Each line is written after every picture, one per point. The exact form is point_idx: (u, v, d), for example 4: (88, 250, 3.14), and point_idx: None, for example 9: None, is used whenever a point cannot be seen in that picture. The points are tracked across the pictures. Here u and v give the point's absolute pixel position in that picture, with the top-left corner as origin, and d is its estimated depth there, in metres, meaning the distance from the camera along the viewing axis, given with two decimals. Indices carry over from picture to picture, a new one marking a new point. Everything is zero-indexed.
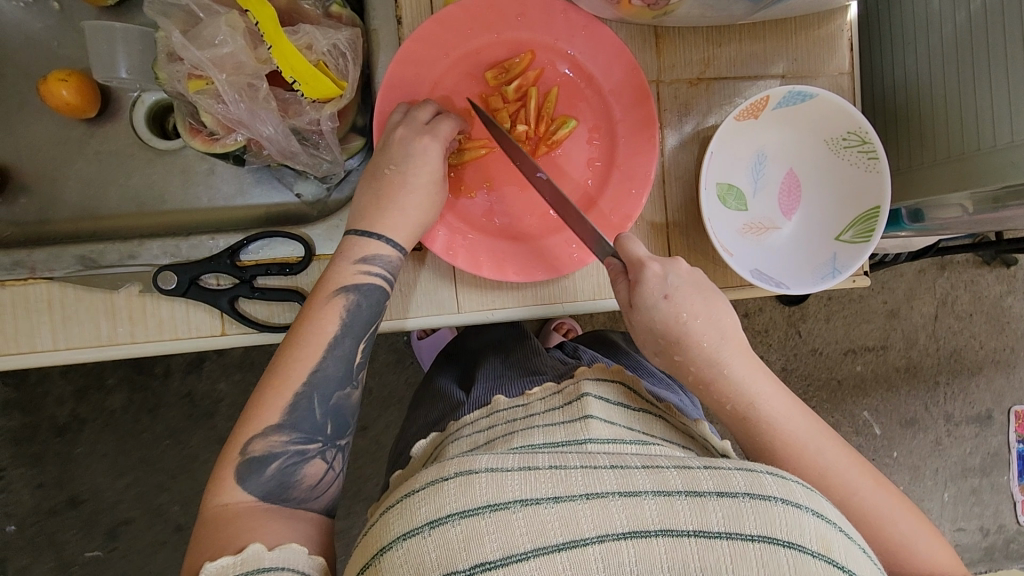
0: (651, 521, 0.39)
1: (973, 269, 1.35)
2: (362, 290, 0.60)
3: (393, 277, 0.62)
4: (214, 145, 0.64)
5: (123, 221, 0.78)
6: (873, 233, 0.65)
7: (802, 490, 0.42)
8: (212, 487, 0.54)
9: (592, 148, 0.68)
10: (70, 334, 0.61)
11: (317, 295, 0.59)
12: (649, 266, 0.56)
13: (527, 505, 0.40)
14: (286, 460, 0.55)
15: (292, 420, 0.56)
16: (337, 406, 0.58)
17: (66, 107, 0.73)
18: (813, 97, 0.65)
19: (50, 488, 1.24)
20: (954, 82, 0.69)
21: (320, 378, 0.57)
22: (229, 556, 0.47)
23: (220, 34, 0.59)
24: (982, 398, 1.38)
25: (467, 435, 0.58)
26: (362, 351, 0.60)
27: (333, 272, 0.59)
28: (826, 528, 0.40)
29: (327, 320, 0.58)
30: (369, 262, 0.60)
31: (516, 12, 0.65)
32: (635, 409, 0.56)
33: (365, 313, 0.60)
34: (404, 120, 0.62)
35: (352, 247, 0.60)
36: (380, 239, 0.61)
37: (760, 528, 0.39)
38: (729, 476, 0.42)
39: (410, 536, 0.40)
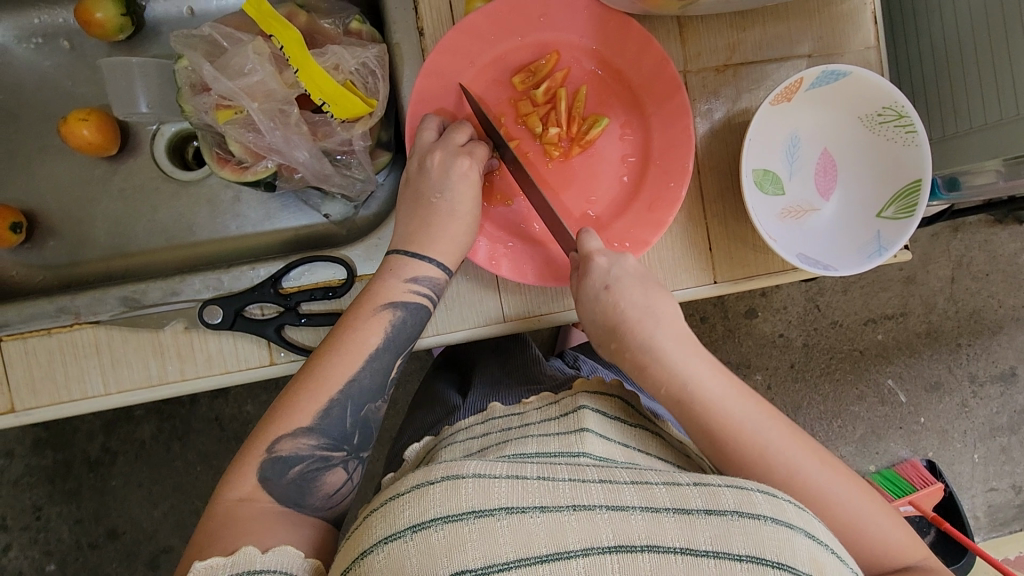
0: (637, 537, 0.39)
1: (986, 229, 1.34)
2: (409, 308, 0.59)
3: (437, 297, 0.62)
4: (244, 173, 0.63)
5: (154, 256, 0.78)
6: (915, 208, 0.64)
7: (794, 509, 0.43)
8: (229, 480, 0.53)
9: (624, 143, 0.67)
10: (121, 377, 0.61)
11: (363, 305, 0.59)
12: (596, 259, 0.60)
13: (512, 514, 0.39)
14: (310, 464, 0.54)
15: (322, 426, 0.55)
16: (365, 418, 0.57)
17: (88, 147, 0.72)
18: (847, 75, 0.64)
19: (87, 524, 1.24)
20: (985, 48, 0.68)
21: (356, 390, 0.57)
22: (219, 557, 0.46)
23: (248, 63, 0.58)
24: (1006, 356, 1.37)
25: (461, 443, 0.57)
26: (399, 367, 0.60)
27: (380, 287, 0.59)
28: (818, 549, 0.41)
29: (371, 332, 0.58)
30: (417, 281, 0.60)
31: (539, 13, 0.64)
32: (630, 424, 0.55)
33: (409, 330, 0.60)
34: (439, 142, 0.62)
35: (402, 265, 0.60)
36: (430, 261, 0.61)
37: (748, 548, 0.39)
38: (718, 492, 0.42)
39: (391, 539, 0.39)
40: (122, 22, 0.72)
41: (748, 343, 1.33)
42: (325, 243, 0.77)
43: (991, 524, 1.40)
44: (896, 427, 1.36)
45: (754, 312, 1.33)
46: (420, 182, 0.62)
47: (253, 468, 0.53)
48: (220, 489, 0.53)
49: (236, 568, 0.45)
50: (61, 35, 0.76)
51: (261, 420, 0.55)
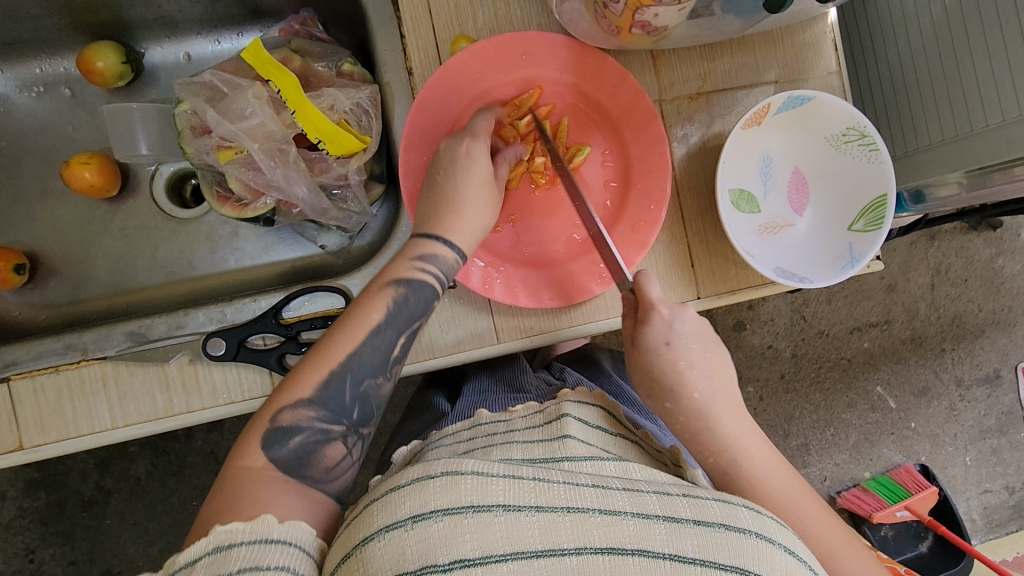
0: (626, 541, 0.41)
1: (961, 236, 1.39)
2: (413, 286, 0.59)
3: (445, 280, 0.61)
4: (244, 210, 0.65)
5: (155, 291, 0.80)
6: (884, 220, 0.68)
7: (775, 524, 0.45)
8: (235, 451, 0.53)
9: (605, 169, 0.71)
10: (128, 410, 0.62)
11: (370, 283, 0.59)
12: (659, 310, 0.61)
13: (509, 510, 0.41)
14: (309, 436, 0.53)
15: (322, 397, 0.54)
16: (365, 393, 0.56)
17: (89, 189, 0.75)
18: (812, 100, 0.69)
19: (83, 564, 1.23)
20: (940, 70, 0.73)
21: (356, 363, 0.55)
22: (239, 522, 0.46)
23: (249, 107, 0.62)
24: (988, 359, 1.41)
25: (446, 445, 0.60)
26: (402, 345, 0.58)
27: (389, 265, 0.60)
28: (795, 563, 0.44)
29: (375, 309, 0.57)
30: (426, 262, 0.60)
31: (522, 51, 0.68)
32: (614, 433, 0.58)
33: (411, 309, 0.58)
34: (446, 126, 0.64)
35: (412, 245, 0.60)
36: (437, 240, 0.61)
37: (731, 559, 0.41)
38: (705, 505, 0.44)
39: (392, 527, 0.41)
40: (122, 69, 0.76)
41: (738, 356, 1.36)
42: (321, 273, 0.80)
43: (988, 526, 1.42)
44: (888, 433, 1.39)
45: (742, 325, 1.36)
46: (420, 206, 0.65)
47: (256, 438, 0.53)
48: (228, 459, 0.53)
49: (254, 535, 0.45)
50: (61, 83, 0.79)
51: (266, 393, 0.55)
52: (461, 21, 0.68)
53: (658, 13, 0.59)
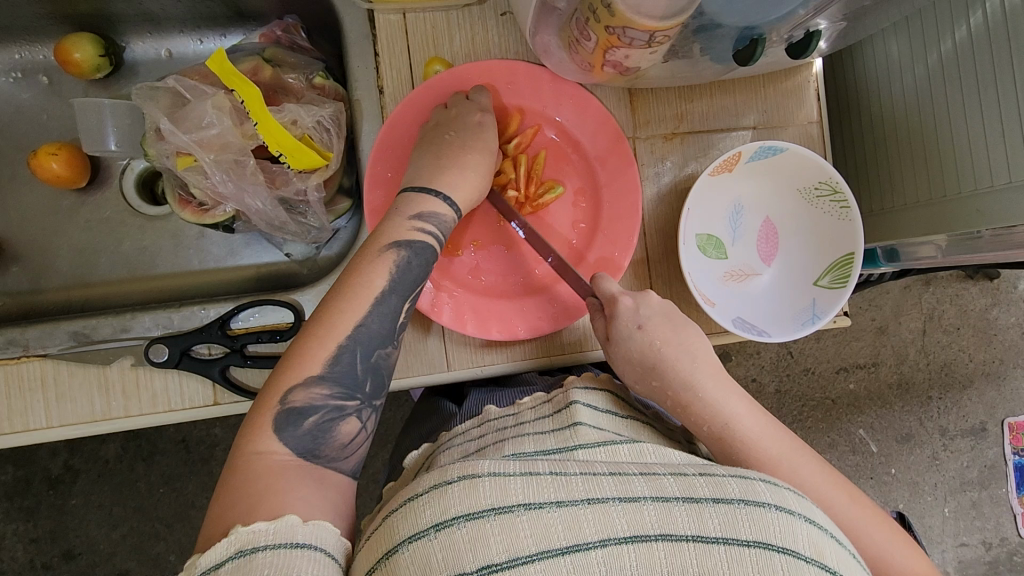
0: (650, 527, 0.40)
1: (957, 284, 1.37)
2: (415, 249, 0.57)
3: (444, 238, 0.60)
4: (204, 215, 0.66)
5: (117, 286, 0.79)
6: (849, 279, 0.67)
7: (794, 496, 0.43)
8: (244, 436, 0.50)
9: (576, 210, 0.70)
10: (64, 411, 0.62)
11: (370, 248, 0.57)
12: (623, 300, 0.62)
13: (531, 509, 0.40)
14: (324, 415, 0.51)
15: (335, 373, 0.52)
16: (377, 364, 0.54)
17: (56, 179, 0.74)
18: (784, 151, 0.67)
19: (43, 543, 1.23)
20: (919, 131, 0.72)
21: (364, 335, 0.53)
22: (263, 522, 0.43)
23: (207, 117, 0.61)
24: (975, 411, 1.39)
25: (458, 445, 0.58)
26: (407, 311, 0.57)
27: (388, 227, 0.58)
28: (817, 534, 0.42)
29: (378, 275, 0.55)
30: (424, 220, 0.59)
31: (505, 80, 0.67)
32: (623, 417, 0.57)
33: (414, 272, 0.57)
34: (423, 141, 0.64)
35: (409, 203, 0.59)
36: (437, 197, 0.60)
37: (756, 535, 0.40)
38: (724, 483, 0.43)
39: (415, 539, 0.40)
40: (100, 62, 0.75)
41: None
42: (286, 281, 0.79)
43: None
44: (867, 477, 1.37)
45: (726, 357, 1.35)
46: None
47: (268, 423, 0.50)
48: (237, 444, 0.50)
49: (278, 539, 0.41)
50: (39, 70, 0.79)
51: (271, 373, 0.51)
52: (437, 43, 0.67)
53: (629, 55, 0.57)
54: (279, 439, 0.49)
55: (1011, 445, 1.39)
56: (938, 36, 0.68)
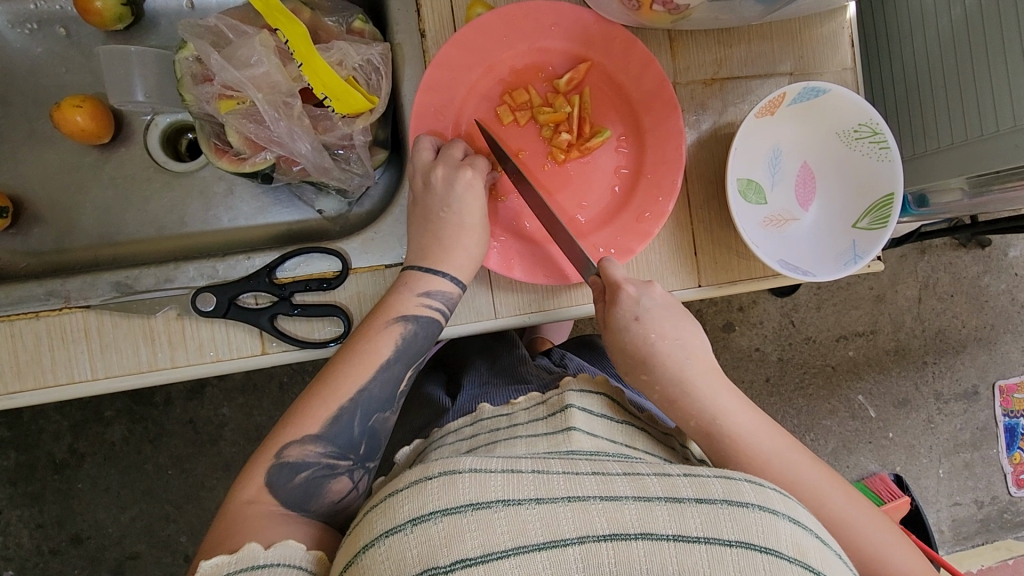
0: (630, 525, 0.41)
1: (950, 252, 1.40)
2: (420, 321, 0.61)
3: (449, 311, 0.63)
4: (242, 164, 0.63)
5: (141, 246, 0.77)
6: (889, 220, 0.68)
7: (778, 496, 0.44)
8: (239, 485, 0.55)
9: (619, 155, 0.70)
10: (109, 362, 0.60)
11: (377, 316, 0.61)
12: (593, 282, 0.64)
13: (508, 506, 0.41)
14: (316, 470, 0.56)
15: (330, 434, 0.57)
16: (373, 427, 0.59)
17: (80, 134, 0.72)
18: (826, 93, 0.68)
19: (49, 528, 1.20)
20: (953, 74, 0.72)
21: (365, 399, 0.59)
22: (223, 556, 0.47)
23: (255, 54, 0.60)
24: (968, 374, 1.42)
25: (450, 444, 0.61)
26: (406, 378, 0.62)
27: (395, 298, 0.61)
28: (801, 534, 0.43)
29: (382, 344, 0.60)
30: (430, 296, 0.62)
31: (551, 22, 0.66)
32: (619, 421, 0.58)
33: (418, 343, 0.62)
34: (438, 158, 0.63)
35: (417, 279, 0.62)
36: (445, 275, 0.62)
37: (737, 534, 0.41)
38: (708, 483, 0.44)
39: (391, 533, 0.41)
40: (122, 12, 0.72)
41: (725, 357, 1.37)
42: (317, 238, 0.78)
43: (956, 538, 1.44)
44: (867, 441, 1.40)
45: (731, 326, 1.37)
46: (426, 198, 0.63)
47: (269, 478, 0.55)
48: (231, 492, 0.55)
49: (240, 565, 0.46)
50: (56, 21, 0.76)
51: (272, 427, 0.57)
52: None
53: None
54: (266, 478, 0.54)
55: (1001, 408, 1.43)
56: None
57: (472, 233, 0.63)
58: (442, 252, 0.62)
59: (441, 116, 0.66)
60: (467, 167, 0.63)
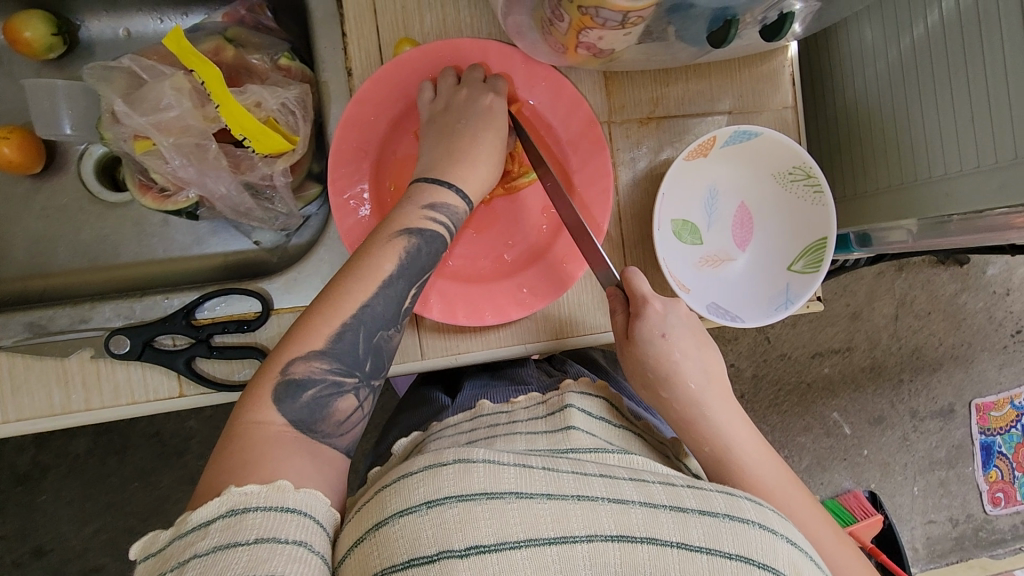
0: (637, 528, 0.41)
1: (929, 269, 1.39)
2: (425, 236, 0.58)
3: (455, 227, 0.60)
4: (166, 202, 0.63)
5: (75, 276, 0.76)
6: (822, 264, 0.67)
7: (777, 517, 0.45)
8: (244, 404, 0.51)
9: (547, 195, 0.69)
10: (21, 405, 0.60)
11: (379, 233, 0.57)
12: (653, 303, 0.60)
13: (521, 498, 0.41)
14: (322, 388, 0.52)
15: (335, 350, 0.53)
16: (378, 345, 0.55)
17: (7, 165, 0.71)
18: (757, 135, 0.67)
19: (12, 541, 1.19)
20: (890, 116, 0.72)
21: (369, 316, 0.54)
22: (255, 485, 0.44)
23: (165, 98, 0.59)
24: (944, 392, 1.42)
25: (448, 436, 0.58)
26: (412, 296, 0.57)
27: (400, 213, 0.58)
28: (797, 555, 0.44)
29: (387, 259, 0.56)
30: (436, 210, 0.59)
31: (478, 59, 0.66)
32: (617, 424, 0.57)
33: (423, 259, 0.57)
34: (462, 82, 0.64)
35: (425, 192, 0.60)
36: (449, 189, 0.61)
37: (736, 548, 0.41)
38: (710, 496, 0.44)
39: (405, 513, 0.40)
40: (52, 41, 0.71)
41: None
42: (255, 269, 0.77)
43: (930, 556, 1.43)
44: (841, 459, 1.40)
45: None
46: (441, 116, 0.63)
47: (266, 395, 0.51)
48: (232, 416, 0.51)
49: (270, 501, 0.42)
50: None
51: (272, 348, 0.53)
52: (406, 25, 0.66)
53: (602, 36, 0.56)
54: (271, 398, 0.51)
55: (977, 426, 1.43)
56: (910, 19, 0.67)
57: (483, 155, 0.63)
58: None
59: (363, 150, 0.64)
60: (491, 91, 0.64)
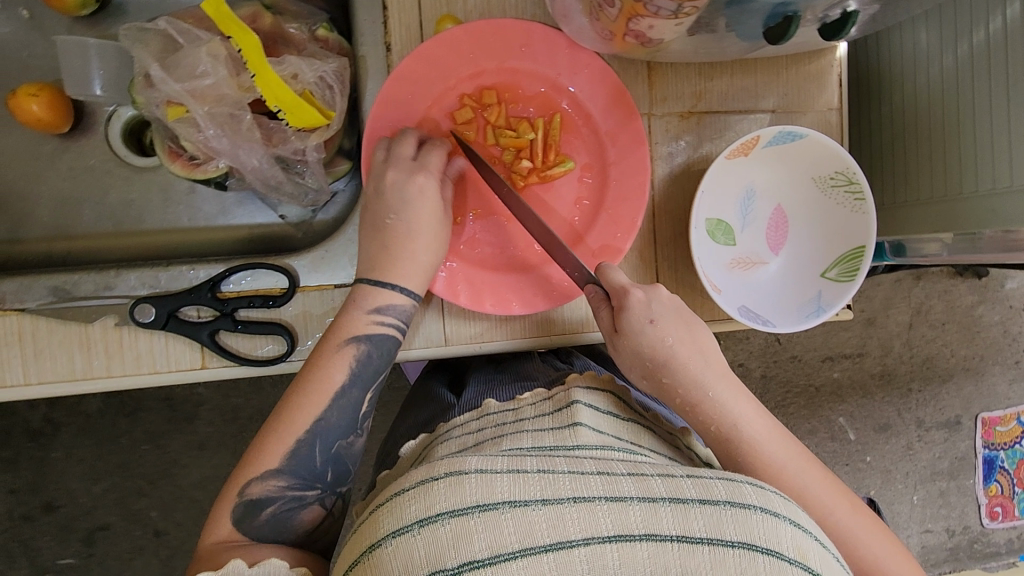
0: (635, 526, 0.39)
1: (947, 280, 1.37)
2: (373, 341, 0.59)
3: (405, 325, 0.61)
4: (194, 170, 0.62)
5: (99, 240, 0.76)
6: (857, 273, 0.66)
7: (780, 499, 0.43)
8: (210, 523, 0.54)
9: (581, 186, 0.67)
10: (43, 369, 0.59)
11: (328, 340, 0.59)
12: (634, 293, 0.59)
13: (515, 507, 0.40)
14: (282, 504, 0.54)
15: (292, 466, 0.55)
16: (336, 454, 0.57)
17: (36, 123, 0.70)
18: (804, 138, 0.65)
19: (22, 494, 1.19)
20: (937, 124, 0.70)
21: (323, 428, 0.57)
22: (210, 573, 0.47)
23: (201, 65, 0.57)
24: (952, 404, 1.40)
25: (456, 437, 0.58)
26: (368, 400, 0.59)
27: (344, 321, 0.59)
28: (803, 537, 0.41)
29: (336, 368, 0.58)
30: (383, 313, 0.60)
31: (521, 43, 0.63)
32: (624, 419, 0.56)
33: (375, 363, 0.59)
34: (389, 158, 0.61)
35: (364, 295, 0.60)
36: (395, 288, 0.60)
37: (739, 535, 0.40)
38: (711, 485, 0.42)
39: (399, 533, 0.40)
40: None
41: None
42: (279, 243, 0.76)
43: (923, 564, 1.44)
44: (843, 463, 1.39)
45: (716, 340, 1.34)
46: (376, 204, 0.61)
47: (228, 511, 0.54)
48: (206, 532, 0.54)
49: None
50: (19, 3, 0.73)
51: (235, 466, 0.56)
52: (450, 2, 0.64)
53: (653, 26, 0.54)
54: (231, 523, 0.53)
55: (982, 439, 1.42)
56: (971, 25, 0.64)
57: (419, 241, 0.61)
58: (402, 276, 0.60)
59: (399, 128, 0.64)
60: (419, 171, 0.61)
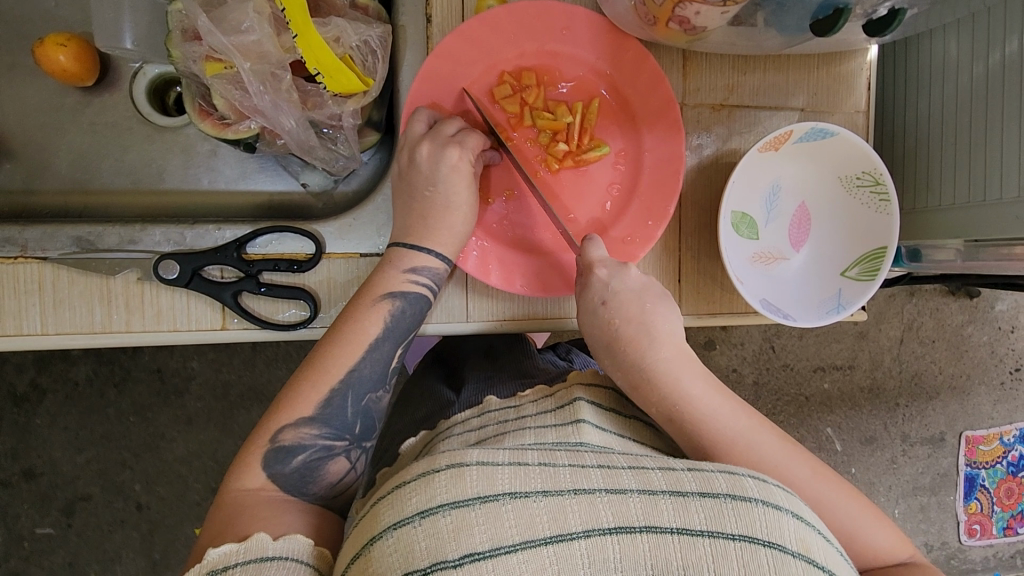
0: (635, 518, 0.39)
1: (938, 298, 1.39)
2: (408, 299, 0.59)
3: (437, 288, 0.62)
4: (224, 130, 0.61)
5: (116, 198, 0.74)
6: (878, 272, 0.67)
7: (783, 492, 0.42)
8: (234, 473, 0.53)
9: (615, 172, 0.67)
10: (62, 319, 0.58)
11: (364, 294, 0.59)
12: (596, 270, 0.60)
13: (516, 499, 0.39)
14: (312, 453, 0.54)
15: (324, 415, 0.55)
16: (367, 407, 0.57)
17: (62, 74, 0.69)
18: (835, 135, 0.66)
19: (2, 460, 1.15)
20: (964, 132, 0.71)
21: (357, 379, 0.56)
22: (232, 544, 0.44)
23: (246, 21, 0.57)
24: (937, 421, 1.42)
25: (457, 434, 0.57)
26: (399, 356, 0.60)
27: (381, 277, 0.59)
28: (807, 531, 0.40)
29: (371, 323, 0.58)
30: (418, 273, 0.60)
31: (563, 25, 0.64)
32: (625, 416, 0.56)
33: (407, 321, 0.59)
34: (427, 133, 0.61)
35: (402, 256, 0.60)
36: (430, 252, 0.60)
37: (741, 528, 0.39)
38: (711, 478, 0.41)
39: (400, 525, 0.39)
40: None
41: None
42: (299, 213, 0.75)
43: None
44: None
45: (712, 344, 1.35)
46: (410, 173, 0.61)
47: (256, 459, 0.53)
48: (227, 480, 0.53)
49: (249, 555, 0.44)
50: None
51: (266, 413, 0.55)
52: None
53: (700, 11, 0.54)
54: (262, 472, 0.53)
55: (964, 457, 1.43)
56: (1004, 35, 0.65)
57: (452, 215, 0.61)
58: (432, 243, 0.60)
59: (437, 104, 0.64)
60: (453, 146, 0.60)
